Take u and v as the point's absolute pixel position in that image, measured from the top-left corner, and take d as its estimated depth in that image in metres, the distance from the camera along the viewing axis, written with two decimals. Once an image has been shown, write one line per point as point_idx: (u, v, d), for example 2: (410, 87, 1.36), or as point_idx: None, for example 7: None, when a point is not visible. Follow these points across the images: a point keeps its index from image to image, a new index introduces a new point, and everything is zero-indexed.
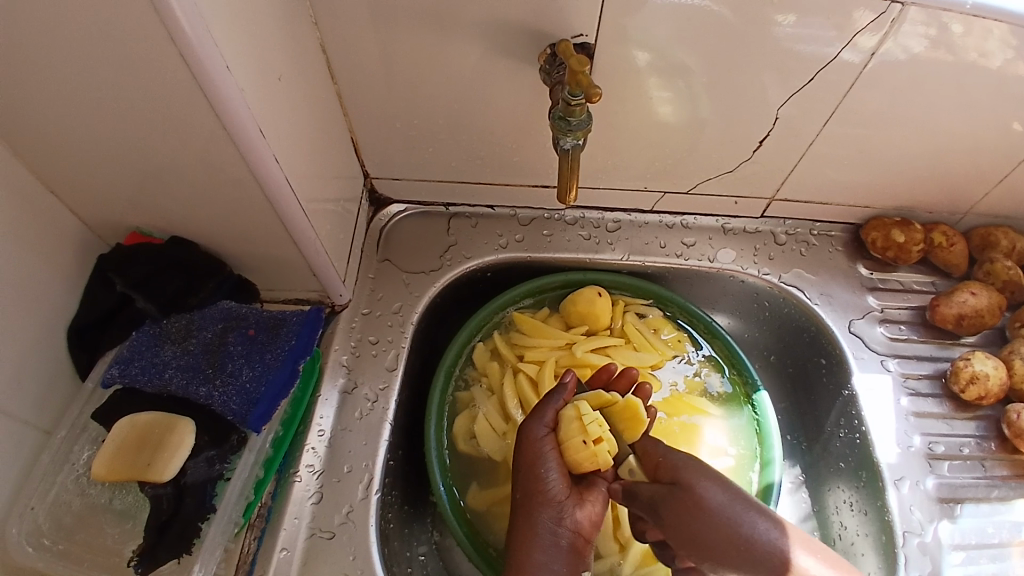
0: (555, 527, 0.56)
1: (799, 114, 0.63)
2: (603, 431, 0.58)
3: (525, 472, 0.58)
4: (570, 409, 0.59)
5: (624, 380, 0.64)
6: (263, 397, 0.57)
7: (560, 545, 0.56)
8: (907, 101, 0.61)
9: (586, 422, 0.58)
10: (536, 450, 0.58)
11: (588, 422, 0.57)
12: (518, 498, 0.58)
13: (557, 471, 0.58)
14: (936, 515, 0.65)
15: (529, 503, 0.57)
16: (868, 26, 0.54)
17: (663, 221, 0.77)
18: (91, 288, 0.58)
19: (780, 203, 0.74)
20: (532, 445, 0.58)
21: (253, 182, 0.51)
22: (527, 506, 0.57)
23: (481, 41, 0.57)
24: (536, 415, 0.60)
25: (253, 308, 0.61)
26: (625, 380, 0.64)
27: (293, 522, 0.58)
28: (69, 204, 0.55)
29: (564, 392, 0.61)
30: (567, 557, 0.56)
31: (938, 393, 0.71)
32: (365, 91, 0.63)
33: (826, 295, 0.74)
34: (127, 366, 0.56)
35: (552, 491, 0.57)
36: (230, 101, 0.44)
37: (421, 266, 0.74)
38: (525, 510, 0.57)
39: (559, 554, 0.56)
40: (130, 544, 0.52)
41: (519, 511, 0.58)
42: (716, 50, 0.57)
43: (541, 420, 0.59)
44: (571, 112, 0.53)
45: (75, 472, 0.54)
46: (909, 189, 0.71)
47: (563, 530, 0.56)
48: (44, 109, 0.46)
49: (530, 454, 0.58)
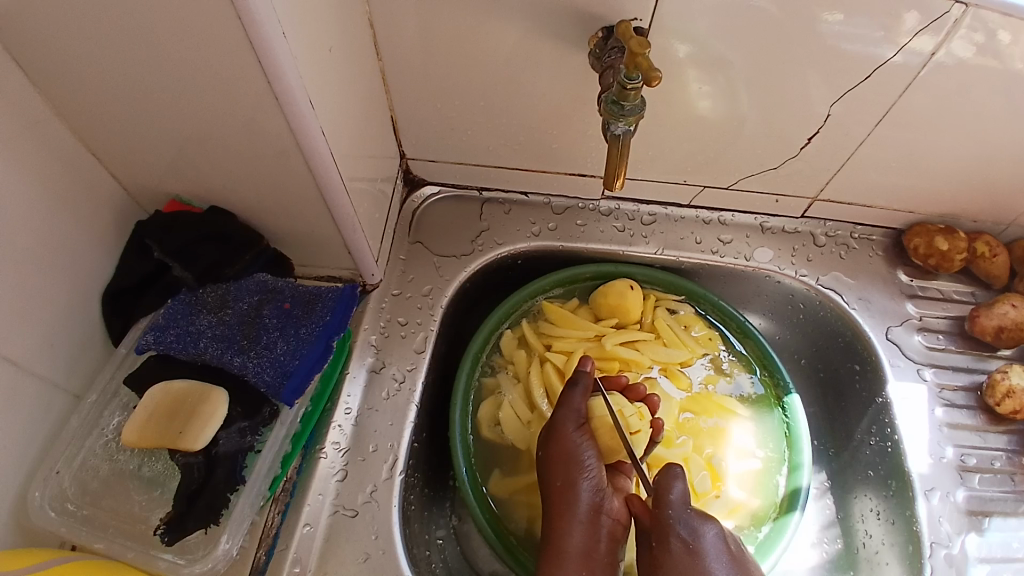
0: (597, 515, 0.56)
1: (848, 115, 0.61)
2: (642, 424, 0.62)
3: (561, 460, 0.58)
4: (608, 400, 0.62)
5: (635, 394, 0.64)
6: (297, 371, 0.57)
7: (601, 533, 0.55)
8: (960, 106, 0.59)
9: (627, 413, 0.61)
10: (572, 437, 0.59)
11: (629, 416, 0.61)
12: (554, 487, 0.58)
13: (594, 457, 0.58)
14: (965, 527, 0.64)
15: (569, 490, 0.57)
16: (925, 27, 0.53)
17: (700, 217, 0.76)
18: (128, 253, 0.58)
19: (821, 204, 0.73)
20: (569, 432, 0.59)
21: (297, 154, 0.50)
22: (566, 493, 0.57)
23: (529, 23, 0.56)
24: (567, 404, 0.60)
25: (289, 282, 0.60)
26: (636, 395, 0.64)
27: (317, 498, 0.58)
28: (111, 168, 0.55)
29: (586, 378, 0.61)
30: (612, 545, 0.56)
31: (972, 405, 0.70)
32: (407, 69, 0.62)
33: (863, 300, 0.73)
34: (162, 333, 0.56)
35: (592, 479, 0.57)
36: (279, 68, 0.43)
37: (452, 250, 0.73)
38: (564, 497, 0.57)
39: (605, 542, 0.55)
40: (158, 512, 0.52)
41: (556, 500, 0.57)
42: (766, 46, 0.56)
43: (573, 409, 0.60)
44: (625, 96, 0.52)
45: (104, 438, 0.54)
46: (956, 197, 0.69)
47: (605, 516, 0.56)
48: (93, 71, 0.45)
49: (566, 440, 0.58)
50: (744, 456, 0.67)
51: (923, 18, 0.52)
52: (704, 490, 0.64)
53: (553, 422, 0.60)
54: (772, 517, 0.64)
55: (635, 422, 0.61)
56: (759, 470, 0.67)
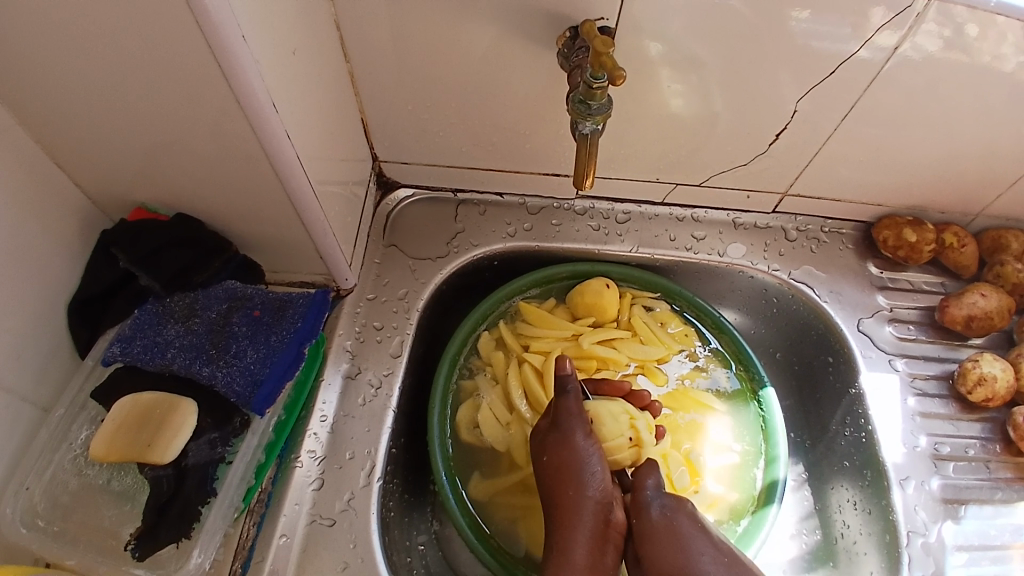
0: (603, 526, 0.56)
1: (817, 110, 0.62)
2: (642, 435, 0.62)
3: (571, 469, 0.57)
4: (616, 406, 0.62)
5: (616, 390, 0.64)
6: (268, 379, 0.56)
7: (606, 545, 0.55)
8: (923, 101, 0.60)
9: (640, 427, 0.62)
10: (581, 445, 0.58)
11: (620, 418, 0.61)
12: (563, 496, 0.57)
13: (603, 467, 0.58)
14: (940, 516, 0.65)
15: (578, 499, 0.56)
16: (889, 22, 0.54)
17: (674, 214, 0.76)
18: (93, 263, 0.57)
19: (793, 198, 0.73)
20: (577, 442, 0.58)
21: (264, 158, 0.50)
22: (576, 503, 0.56)
23: (497, 24, 0.56)
24: (566, 412, 0.59)
25: (259, 289, 0.59)
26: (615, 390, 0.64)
27: (293, 508, 0.57)
28: (74, 176, 0.54)
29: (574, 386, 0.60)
30: (618, 557, 0.56)
31: (944, 394, 0.71)
32: (376, 71, 0.62)
33: (835, 293, 0.74)
34: (129, 345, 0.55)
35: (599, 490, 0.57)
36: (242, 71, 0.43)
37: (427, 253, 0.73)
38: (573, 507, 0.56)
39: (611, 554, 0.55)
40: (129, 526, 0.51)
41: (564, 509, 0.57)
42: (734, 43, 0.56)
43: (578, 418, 0.59)
44: (591, 95, 0.51)
45: (73, 452, 0.53)
46: (923, 189, 0.70)
47: (613, 529, 0.56)
48: (49, 76, 0.44)
49: (575, 449, 0.58)
50: (721, 450, 0.68)
51: (887, 13, 0.53)
52: (683, 485, 0.64)
53: (560, 429, 0.59)
54: (750, 511, 0.65)
55: (647, 437, 0.62)
56: (736, 464, 0.67)
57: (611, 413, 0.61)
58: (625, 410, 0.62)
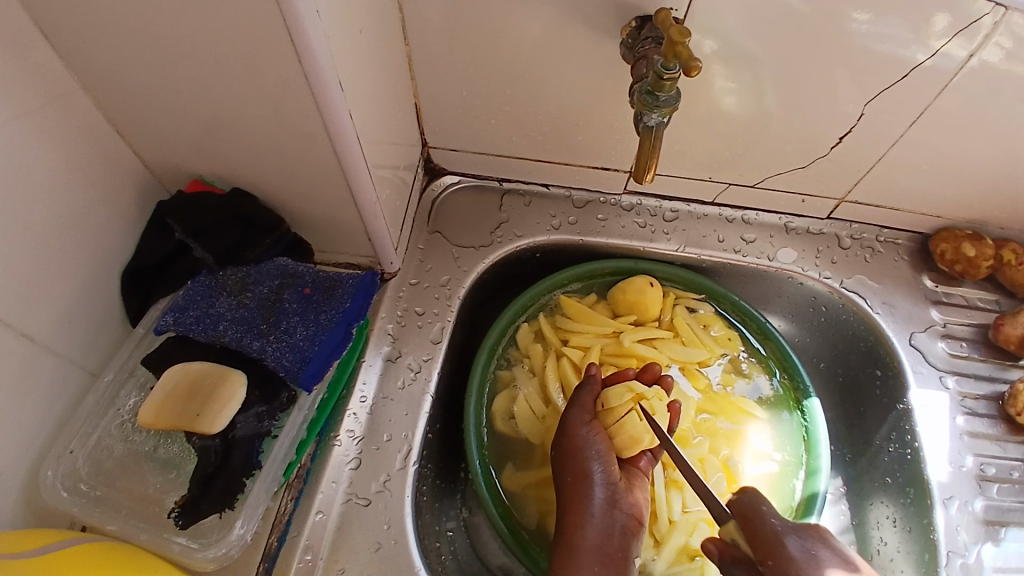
0: (610, 509, 0.55)
1: (882, 117, 0.60)
2: (656, 404, 0.60)
3: (573, 457, 0.57)
4: (620, 385, 0.60)
5: (647, 376, 0.62)
6: (316, 357, 0.56)
7: (613, 528, 0.54)
8: (992, 113, 0.58)
9: (650, 397, 0.60)
10: (583, 433, 0.58)
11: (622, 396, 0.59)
12: (565, 484, 0.57)
13: (606, 449, 0.57)
14: (981, 537, 0.63)
15: (581, 483, 0.56)
16: (959, 32, 0.52)
17: (723, 215, 0.74)
18: (147, 233, 0.58)
19: (849, 205, 0.71)
20: (578, 428, 0.58)
21: (323, 136, 0.49)
22: (579, 488, 0.56)
23: (559, 12, 0.55)
24: (575, 402, 0.60)
25: (309, 267, 0.59)
26: (650, 375, 0.62)
27: (330, 485, 0.58)
28: (133, 145, 0.54)
29: (592, 384, 0.61)
30: (627, 541, 0.54)
31: (994, 415, 0.68)
32: (435, 55, 0.61)
33: (888, 304, 0.72)
34: (182, 314, 0.55)
35: (603, 474, 0.56)
36: (310, 48, 0.42)
37: (471, 241, 0.73)
38: (577, 493, 0.56)
39: (619, 537, 0.54)
40: (172, 494, 0.51)
41: (568, 496, 0.56)
42: (796, 44, 0.55)
43: (584, 407, 0.59)
44: (661, 86, 0.50)
45: (120, 417, 0.54)
46: (985, 204, 0.68)
47: (619, 510, 0.55)
48: (120, 46, 0.45)
49: (577, 436, 0.58)
50: (760, 459, 0.66)
51: (952, 22, 0.51)
52: (720, 492, 0.63)
53: (565, 418, 0.59)
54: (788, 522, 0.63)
55: (658, 405, 0.60)
56: (775, 473, 0.66)
57: (615, 393, 0.59)
58: (629, 388, 0.60)
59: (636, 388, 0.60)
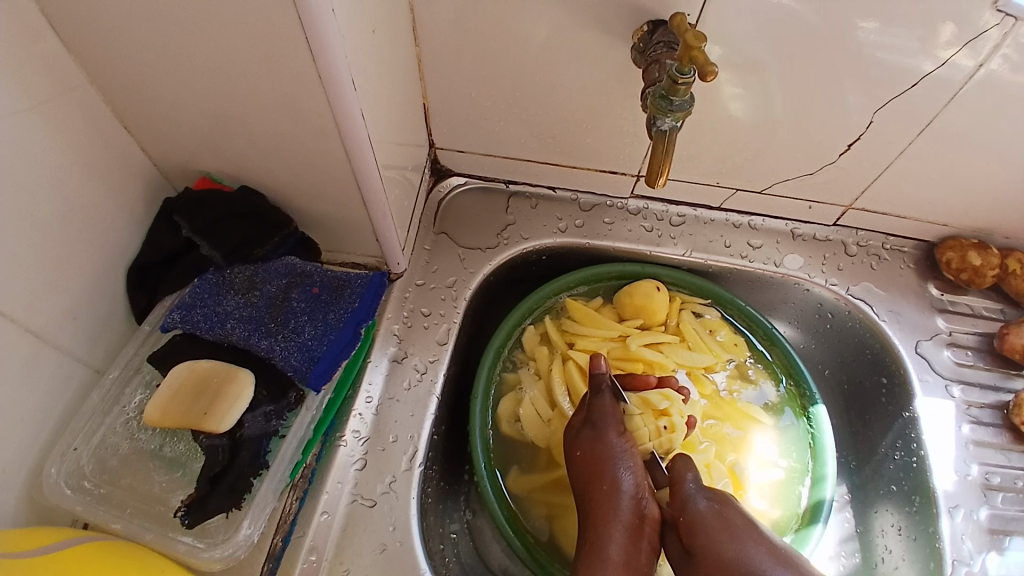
0: (641, 522, 0.54)
1: (890, 126, 0.60)
2: (677, 419, 0.62)
3: (606, 465, 0.57)
4: (654, 390, 0.64)
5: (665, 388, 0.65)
6: (324, 356, 0.56)
7: (641, 541, 0.53)
8: (1000, 123, 0.58)
9: (673, 413, 0.62)
10: (616, 443, 0.58)
11: (654, 399, 0.63)
12: (596, 492, 0.56)
13: (637, 462, 0.57)
14: (985, 545, 0.63)
15: (613, 494, 0.55)
16: (965, 43, 0.52)
17: (730, 220, 0.75)
18: (155, 229, 0.57)
19: (855, 212, 0.71)
20: (612, 437, 0.58)
21: (335, 135, 0.49)
22: (609, 497, 0.55)
23: (570, 15, 0.55)
24: (595, 408, 0.60)
25: (318, 267, 0.59)
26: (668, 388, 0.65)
27: (335, 486, 0.58)
28: (141, 140, 0.54)
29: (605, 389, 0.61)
30: (652, 557, 0.53)
31: (999, 424, 0.68)
32: (445, 55, 0.61)
33: (893, 312, 0.72)
34: (189, 312, 0.55)
35: (635, 485, 0.56)
36: (325, 46, 0.42)
37: (478, 243, 0.72)
38: (609, 502, 0.55)
39: (646, 553, 0.53)
40: (178, 493, 0.51)
41: (599, 504, 0.55)
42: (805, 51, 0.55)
43: (609, 414, 0.59)
44: (675, 90, 0.50)
45: (125, 415, 0.53)
46: (993, 213, 0.68)
47: (647, 524, 0.54)
48: (131, 41, 0.45)
49: (610, 445, 0.57)
50: (767, 465, 0.66)
51: (960, 32, 0.51)
52: None
53: (593, 424, 0.59)
54: (794, 528, 0.63)
55: (680, 423, 0.62)
56: (781, 480, 0.66)
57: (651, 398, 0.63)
58: (664, 396, 0.63)
59: (669, 395, 0.64)
